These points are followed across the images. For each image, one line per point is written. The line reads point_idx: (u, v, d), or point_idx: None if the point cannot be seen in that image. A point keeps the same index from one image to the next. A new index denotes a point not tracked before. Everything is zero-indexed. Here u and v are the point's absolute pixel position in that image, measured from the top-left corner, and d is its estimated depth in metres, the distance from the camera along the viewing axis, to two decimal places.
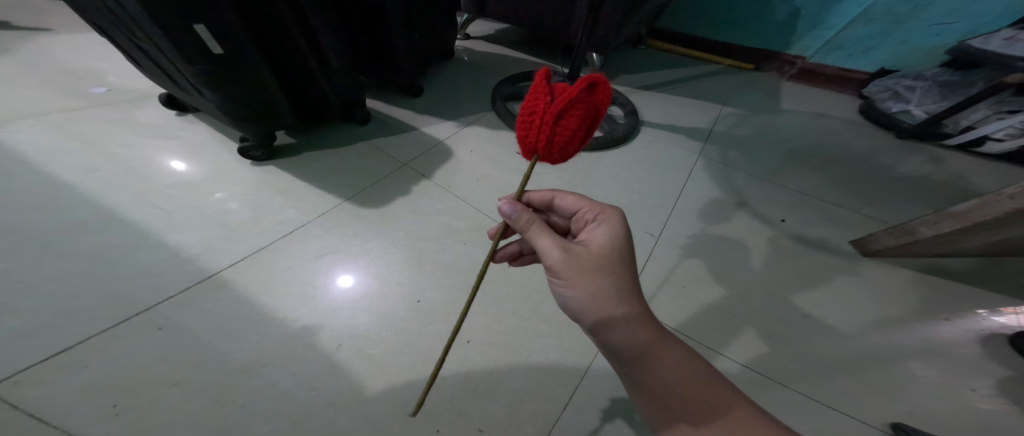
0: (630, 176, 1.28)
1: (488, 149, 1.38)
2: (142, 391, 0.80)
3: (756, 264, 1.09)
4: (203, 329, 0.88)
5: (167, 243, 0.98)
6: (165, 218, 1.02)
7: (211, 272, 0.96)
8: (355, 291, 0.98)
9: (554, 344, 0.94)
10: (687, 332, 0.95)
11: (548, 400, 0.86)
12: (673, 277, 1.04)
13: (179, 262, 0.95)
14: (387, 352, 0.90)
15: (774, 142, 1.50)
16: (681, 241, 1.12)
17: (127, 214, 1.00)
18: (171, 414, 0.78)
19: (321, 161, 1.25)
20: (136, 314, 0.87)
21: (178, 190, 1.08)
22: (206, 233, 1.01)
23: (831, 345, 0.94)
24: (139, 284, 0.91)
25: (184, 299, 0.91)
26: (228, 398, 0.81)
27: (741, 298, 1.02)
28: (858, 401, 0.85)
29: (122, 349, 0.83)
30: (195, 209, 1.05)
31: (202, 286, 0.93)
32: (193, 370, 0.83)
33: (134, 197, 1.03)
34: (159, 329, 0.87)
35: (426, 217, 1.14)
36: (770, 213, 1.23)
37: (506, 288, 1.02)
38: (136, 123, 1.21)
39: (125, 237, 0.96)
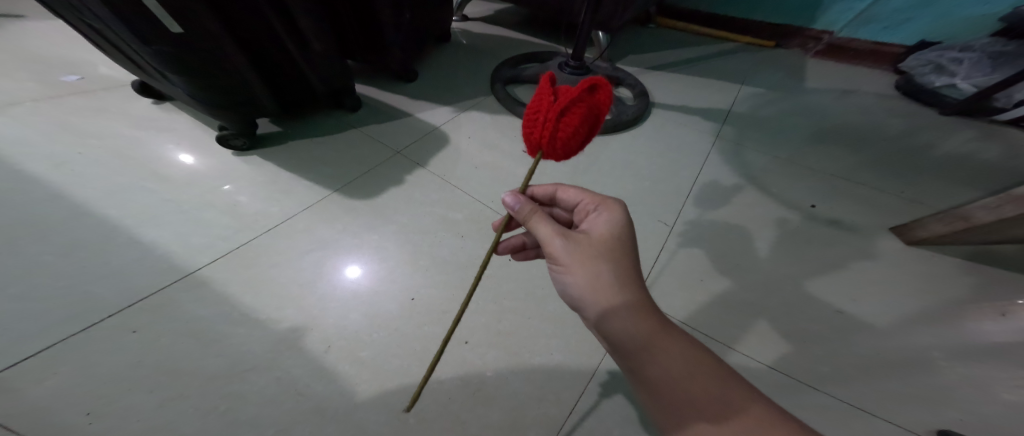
0: (637, 162, 1.19)
1: (487, 134, 1.30)
2: (116, 398, 0.73)
3: (780, 254, 1.00)
4: (179, 331, 0.81)
5: (140, 240, 0.92)
6: (139, 214, 0.96)
7: (189, 270, 0.89)
8: (344, 288, 0.91)
9: (560, 344, 0.86)
10: (707, 328, 0.86)
11: (552, 405, 0.78)
12: (689, 269, 0.96)
13: (152, 261, 0.89)
14: (380, 355, 0.83)
15: (798, 122, 1.39)
16: (696, 230, 1.03)
17: (100, 210, 0.94)
18: (146, 423, 0.71)
19: (309, 150, 1.18)
20: (108, 316, 0.81)
21: (154, 184, 1.02)
22: (183, 229, 0.95)
23: (867, 344, 0.85)
24: (112, 283, 0.85)
25: (160, 300, 0.85)
26: (208, 406, 0.74)
27: (765, 293, 0.92)
28: (900, 405, 0.76)
29: (93, 354, 0.76)
30: (170, 203, 0.99)
31: (178, 286, 0.87)
32: (169, 375, 0.76)
33: (107, 191, 0.98)
34: (133, 332, 0.80)
35: (420, 208, 1.07)
36: (795, 199, 1.13)
37: (507, 283, 0.95)
38: (112, 117, 1.15)
39: (96, 235, 0.90)
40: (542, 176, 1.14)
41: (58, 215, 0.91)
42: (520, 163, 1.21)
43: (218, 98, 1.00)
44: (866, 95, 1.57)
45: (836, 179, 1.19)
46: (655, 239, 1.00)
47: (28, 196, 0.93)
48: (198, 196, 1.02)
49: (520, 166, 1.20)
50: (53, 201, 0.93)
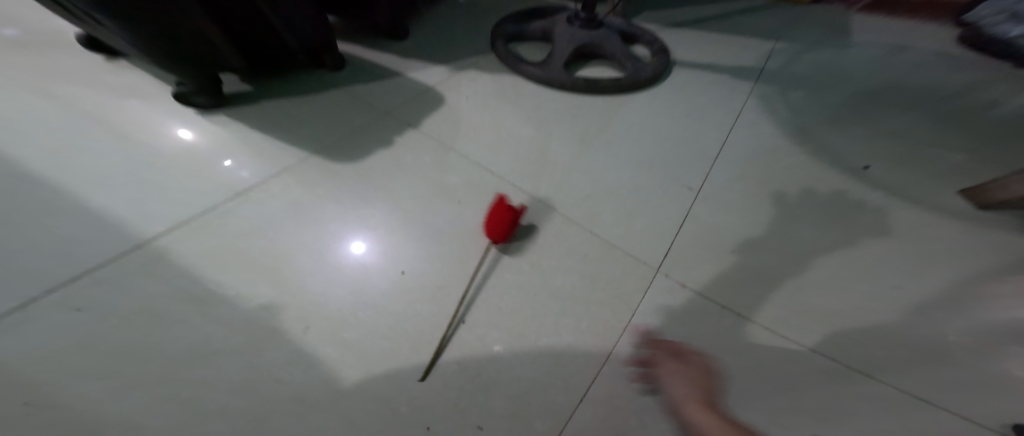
0: (649, 128, 1.08)
1: (485, 94, 1.17)
2: (57, 384, 0.61)
3: (818, 224, 0.88)
4: (132, 308, 0.69)
5: (88, 206, 0.80)
6: (86, 178, 0.83)
7: (144, 240, 0.78)
8: (325, 260, 0.79)
9: (570, 323, 0.75)
10: (734, 306, 0.76)
11: (561, 391, 0.67)
12: (714, 241, 0.85)
13: (100, 229, 0.77)
14: (366, 336, 0.71)
15: (835, 80, 1.26)
16: (721, 197, 0.93)
17: (40, 173, 0.82)
18: (95, 415, 0.59)
19: (285, 110, 1.05)
20: (49, 290, 0.69)
21: (104, 144, 0.89)
22: (136, 193, 0.83)
23: (932, 324, 0.72)
24: (55, 253, 0.73)
25: (111, 273, 0.73)
26: (167, 394, 0.62)
27: (805, 266, 0.81)
28: (973, 394, 0.65)
29: (33, 334, 0.65)
30: (124, 166, 0.87)
31: (133, 257, 0.75)
32: (118, 359, 0.64)
33: (49, 152, 0.86)
34: (78, 310, 0.68)
35: (409, 173, 0.95)
36: (829, 163, 1.01)
37: (509, 254, 0.84)
38: (59, 73, 1.02)
39: (36, 200, 0.78)
40: (546, 141, 1.04)
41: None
42: (522, 124, 1.09)
43: (167, 48, 0.85)
44: (925, 50, 1.40)
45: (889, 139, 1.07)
46: (673, 209, 0.90)
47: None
48: (158, 160, 0.90)
49: (522, 128, 1.08)
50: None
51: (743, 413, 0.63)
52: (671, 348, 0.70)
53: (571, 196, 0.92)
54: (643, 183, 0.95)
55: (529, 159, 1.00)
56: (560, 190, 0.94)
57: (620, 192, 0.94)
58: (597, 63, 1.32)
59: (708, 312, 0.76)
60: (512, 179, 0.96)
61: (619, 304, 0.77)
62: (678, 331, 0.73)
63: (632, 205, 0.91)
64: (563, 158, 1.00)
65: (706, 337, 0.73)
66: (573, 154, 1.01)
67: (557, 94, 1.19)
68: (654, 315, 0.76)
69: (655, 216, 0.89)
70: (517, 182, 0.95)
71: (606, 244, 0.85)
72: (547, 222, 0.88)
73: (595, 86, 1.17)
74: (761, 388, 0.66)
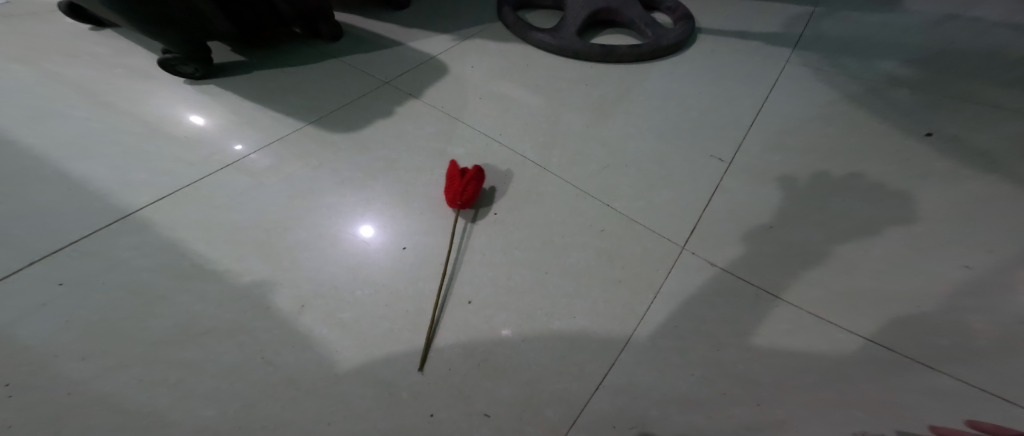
0: (667, 99, 1.01)
1: (491, 62, 1.10)
2: (35, 363, 0.55)
3: (873, 194, 0.77)
4: (116, 283, 0.64)
5: (70, 176, 0.75)
6: (68, 147, 0.78)
7: (129, 211, 0.72)
8: (320, 234, 0.74)
9: (584, 304, 0.69)
10: (768, 286, 0.69)
11: (575, 378, 0.61)
12: (743, 217, 0.77)
13: (82, 200, 0.72)
14: (364, 317, 0.65)
15: (883, 41, 1.13)
16: (750, 170, 0.85)
17: (21, 141, 0.77)
18: (80, 397, 0.54)
19: (279, 80, 0.99)
20: (31, 263, 0.64)
21: (90, 113, 0.84)
22: (121, 163, 0.78)
23: None
24: (35, 224, 0.68)
25: (95, 246, 0.67)
26: (151, 377, 0.56)
27: (857, 241, 0.71)
28: None
29: (13, 308, 0.60)
30: (109, 135, 0.82)
31: (116, 229, 0.70)
32: (99, 337, 0.59)
33: (31, 120, 0.81)
34: (60, 285, 0.63)
35: (411, 144, 0.89)
36: (885, 127, 0.89)
37: (518, 230, 0.77)
38: (47, 44, 0.98)
39: (16, 168, 0.74)
40: (557, 113, 0.97)
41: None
42: (531, 95, 1.02)
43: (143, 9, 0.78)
44: None
45: (956, 100, 0.92)
46: (696, 183, 0.83)
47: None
48: (146, 129, 0.84)
49: (532, 99, 1.00)
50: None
51: (776, 407, 0.56)
52: (695, 336, 0.64)
53: (584, 170, 0.86)
54: (661, 156, 0.88)
55: (539, 131, 0.93)
56: (571, 163, 0.87)
57: (637, 165, 0.87)
58: (612, 31, 1.23)
59: (737, 293, 0.68)
60: (520, 151, 0.89)
61: (638, 284, 0.71)
62: (705, 314, 0.67)
63: (649, 179, 0.84)
64: (575, 129, 0.93)
65: (735, 321, 0.65)
66: (585, 126, 0.94)
67: (568, 63, 1.11)
68: (678, 296, 0.69)
69: (675, 190, 0.82)
70: (526, 154, 0.89)
71: (623, 221, 0.78)
72: (558, 196, 0.82)
73: (610, 53, 1.09)
74: (798, 377, 0.59)
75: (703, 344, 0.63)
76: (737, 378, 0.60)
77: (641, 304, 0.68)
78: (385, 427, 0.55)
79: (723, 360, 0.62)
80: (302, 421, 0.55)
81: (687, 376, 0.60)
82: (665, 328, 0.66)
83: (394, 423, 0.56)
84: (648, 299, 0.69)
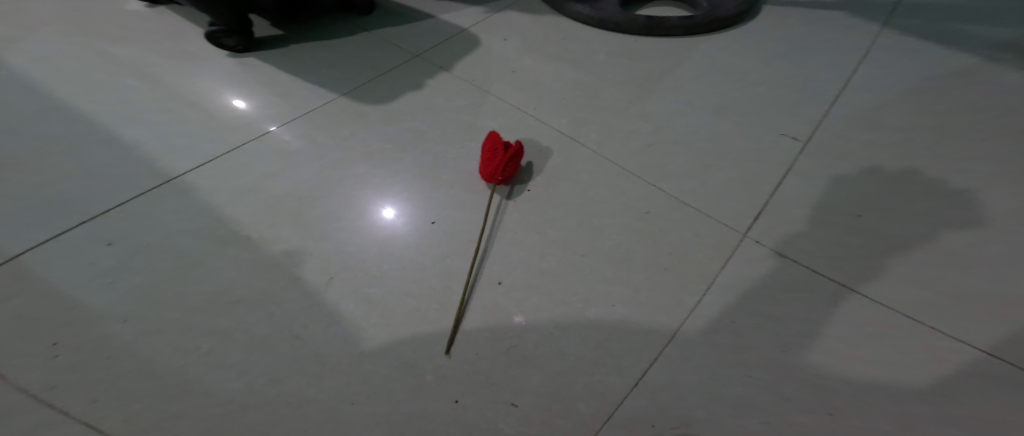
0: (716, 75, 0.92)
1: (525, 35, 1.04)
2: (83, 321, 0.55)
3: (957, 186, 0.69)
4: (156, 246, 0.64)
5: (119, 140, 0.76)
6: (117, 113, 0.80)
7: (171, 176, 0.72)
8: (349, 205, 0.71)
9: (623, 292, 0.63)
10: (834, 283, 0.61)
11: (612, 371, 0.56)
12: (805, 206, 0.70)
13: (128, 163, 0.73)
14: (391, 293, 0.62)
15: (968, 18, 1.00)
16: (811, 154, 0.76)
17: (79, 107, 0.80)
18: (119, 361, 0.53)
19: (312, 53, 0.97)
20: (82, 222, 0.65)
21: (140, 83, 0.86)
22: (166, 129, 0.79)
23: None
24: (87, 185, 0.69)
25: (139, 209, 0.68)
26: (184, 343, 0.55)
27: (938, 238, 0.63)
28: None
29: (66, 266, 0.60)
30: (157, 103, 0.83)
31: (159, 193, 0.70)
32: (140, 299, 0.58)
33: (89, 88, 0.83)
34: (108, 245, 0.63)
35: (442, 117, 0.85)
36: (972, 112, 0.79)
37: (552, 209, 0.72)
38: (103, 17, 1.01)
39: (72, 131, 0.76)
40: (596, 88, 0.91)
41: (34, 113, 0.77)
42: (569, 70, 0.95)
43: None
44: None
45: None
46: (749, 167, 0.76)
47: (11, 97, 0.80)
48: (190, 99, 0.85)
49: (569, 74, 0.94)
50: (38, 101, 0.80)
51: (853, 419, 0.50)
52: (754, 334, 0.57)
53: (625, 148, 0.79)
54: (710, 136, 0.81)
55: (576, 106, 0.87)
56: (611, 140, 0.81)
57: (683, 144, 0.79)
58: (656, 4, 1.14)
59: (799, 289, 0.61)
60: (556, 126, 0.83)
61: (683, 272, 0.64)
62: (762, 309, 0.60)
63: (697, 160, 0.77)
64: (615, 105, 0.87)
65: (803, 321, 0.58)
66: (625, 101, 0.87)
67: (607, 35, 1.04)
68: (730, 288, 0.62)
69: (724, 173, 0.75)
70: (563, 130, 0.83)
71: (669, 203, 0.72)
72: (596, 175, 0.76)
73: (657, 25, 1.01)
74: (878, 387, 0.52)
75: (763, 344, 0.56)
76: (807, 384, 0.53)
77: (687, 295, 0.62)
78: (409, 411, 0.52)
79: (787, 363, 0.54)
80: (326, 399, 0.52)
81: (743, 378, 0.54)
82: (718, 322, 0.59)
83: (417, 408, 0.53)
84: (695, 289, 0.62)
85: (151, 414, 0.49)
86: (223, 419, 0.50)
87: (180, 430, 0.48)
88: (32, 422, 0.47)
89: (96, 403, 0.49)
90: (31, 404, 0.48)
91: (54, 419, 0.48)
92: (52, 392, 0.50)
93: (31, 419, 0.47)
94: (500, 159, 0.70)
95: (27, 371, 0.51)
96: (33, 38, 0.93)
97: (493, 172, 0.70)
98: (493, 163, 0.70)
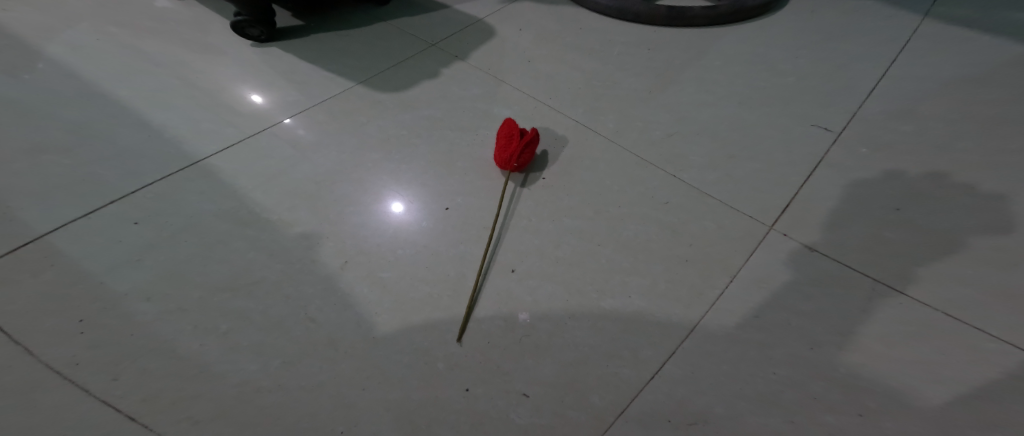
0: (735, 69, 0.91)
1: (542, 25, 1.03)
2: (109, 299, 0.55)
3: (997, 182, 0.65)
4: (181, 226, 0.64)
5: (148, 124, 0.77)
6: (149, 99, 0.81)
7: (196, 159, 0.72)
8: (364, 190, 0.71)
9: (640, 282, 0.61)
10: (862, 279, 0.59)
11: (627, 363, 0.54)
12: (831, 200, 0.68)
13: (156, 145, 0.73)
14: (406, 278, 0.62)
15: (1004, 11, 0.96)
16: (835, 148, 0.74)
17: (110, 93, 0.81)
18: (142, 340, 0.53)
19: (332, 42, 0.98)
20: (113, 202, 0.65)
21: (169, 70, 0.88)
22: (193, 114, 0.80)
23: None
24: (116, 165, 0.70)
25: (165, 190, 0.67)
26: (205, 323, 0.55)
27: (976, 236, 0.60)
28: None
29: (95, 243, 0.60)
30: (185, 89, 0.84)
31: (184, 175, 0.70)
32: (168, 279, 0.58)
33: (121, 75, 0.85)
34: (135, 224, 0.63)
35: (459, 105, 0.85)
36: (1010, 106, 0.75)
37: (567, 197, 0.71)
38: (134, 8, 1.04)
39: (104, 115, 0.77)
40: (614, 80, 0.90)
41: (68, 97, 0.79)
42: (587, 61, 0.94)
43: None
44: None
45: None
46: (769, 160, 0.74)
47: (45, 81, 0.81)
48: (216, 86, 0.86)
49: (587, 65, 0.93)
50: (70, 85, 0.81)
51: (886, 420, 0.47)
52: (780, 330, 0.55)
53: (642, 140, 0.78)
54: (729, 129, 0.79)
55: (592, 97, 0.86)
56: (628, 132, 0.80)
57: (701, 136, 0.78)
58: None
59: (825, 284, 0.59)
60: (572, 117, 0.83)
61: (702, 264, 0.63)
62: (787, 304, 0.58)
63: (717, 153, 0.76)
64: (633, 96, 0.86)
65: (831, 318, 0.56)
66: (643, 93, 0.86)
67: (625, 27, 1.03)
68: (751, 281, 0.60)
69: (743, 166, 0.73)
70: (579, 120, 0.82)
71: (687, 194, 0.70)
72: (613, 165, 0.75)
73: (680, 15, 1.00)
74: (913, 388, 0.49)
75: (789, 340, 0.54)
76: (835, 383, 0.51)
77: (707, 287, 0.60)
78: (420, 399, 0.52)
79: (813, 361, 0.52)
80: (339, 384, 0.52)
81: (767, 375, 0.52)
82: (742, 317, 0.57)
83: (429, 395, 0.52)
84: (715, 282, 0.61)
85: (169, 394, 0.49)
86: (237, 401, 0.50)
87: (196, 411, 0.49)
88: (56, 398, 0.47)
89: (117, 381, 0.49)
90: (54, 380, 0.48)
91: (75, 396, 0.48)
92: (74, 369, 0.49)
93: (54, 395, 0.47)
94: (517, 147, 0.70)
95: (53, 347, 0.50)
96: (68, 25, 0.95)
97: (510, 158, 0.69)
98: (511, 150, 0.70)
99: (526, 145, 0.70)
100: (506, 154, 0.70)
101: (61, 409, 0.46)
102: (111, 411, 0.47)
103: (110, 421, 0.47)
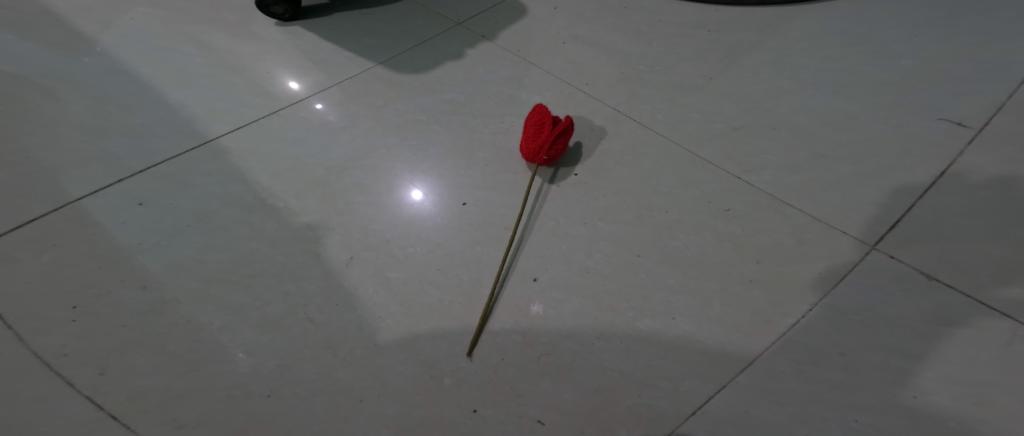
0: (802, 57, 0.78)
1: (579, 4, 0.94)
2: (103, 285, 0.52)
3: None
4: (186, 210, 0.60)
5: (165, 101, 0.74)
6: (168, 75, 0.78)
7: (208, 139, 0.69)
8: (377, 178, 0.65)
9: (684, 302, 0.52)
10: (973, 315, 0.47)
11: (665, 395, 0.45)
12: (932, 215, 0.55)
13: (172, 123, 0.70)
14: (415, 280, 0.55)
15: None
16: (934, 151, 0.61)
17: (131, 67, 0.78)
18: (132, 332, 0.49)
19: (355, 21, 0.92)
20: (120, 181, 0.62)
21: (191, 47, 0.84)
22: (210, 92, 0.76)
23: None
24: (129, 142, 0.67)
25: (173, 170, 0.64)
26: (199, 317, 0.51)
27: None
28: None
29: (97, 225, 0.57)
30: (206, 67, 0.81)
31: (196, 155, 0.66)
32: (165, 267, 0.54)
33: (143, 50, 0.82)
34: (140, 205, 0.60)
35: (485, 90, 0.77)
36: None
37: (601, 197, 0.62)
38: None
39: (122, 90, 0.74)
40: (659, 67, 0.80)
41: (89, 70, 0.76)
42: (629, 45, 0.84)
43: None
44: None
45: None
46: (844, 163, 0.63)
47: (67, 52, 0.78)
48: (235, 64, 0.82)
49: (629, 50, 0.83)
50: (92, 58, 0.78)
51: None
52: (869, 370, 0.45)
53: (691, 135, 0.69)
54: (795, 126, 0.68)
55: (634, 84, 0.77)
56: (675, 126, 0.70)
57: (761, 134, 0.68)
58: None
59: (928, 320, 0.47)
60: (609, 105, 0.74)
61: (760, 285, 0.53)
62: (875, 338, 0.47)
63: (781, 154, 0.65)
64: (681, 87, 0.76)
65: (940, 361, 0.44)
66: (692, 84, 0.76)
67: (672, 10, 0.92)
68: (825, 310, 0.50)
69: (813, 170, 0.63)
70: (619, 109, 0.73)
71: (743, 201, 0.61)
72: (655, 163, 0.65)
73: None
74: None
75: (878, 383, 0.44)
76: None
77: (766, 312, 0.51)
78: (421, 416, 0.45)
79: (908, 411, 0.42)
80: (334, 392, 0.46)
81: (845, 422, 0.42)
82: (816, 351, 0.47)
83: (432, 414, 0.45)
84: (776, 308, 0.51)
85: (153, 393, 0.45)
86: (224, 406, 0.45)
87: (180, 413, 0.44)
88: (39, 391, 0.43)
89: (104, 376, 0.45)
90: (40, 372, 0.45)
91: (58, 390, 0.44)
92: (62, 361, 0.46)
93: (36, 387, 0.44)
94: (548, 135, 0.61)
95: (44, 335, 0.47)
96: None
97: (541, 149, 0.61)
98: (542, 139, 0.61)
99: (558, 133, 0.62)
100: (536, 144, 0.61)
101: (43, 404, 0.43)
102: (92, 407, 0.43)
103: (93, 419, 0.43)
